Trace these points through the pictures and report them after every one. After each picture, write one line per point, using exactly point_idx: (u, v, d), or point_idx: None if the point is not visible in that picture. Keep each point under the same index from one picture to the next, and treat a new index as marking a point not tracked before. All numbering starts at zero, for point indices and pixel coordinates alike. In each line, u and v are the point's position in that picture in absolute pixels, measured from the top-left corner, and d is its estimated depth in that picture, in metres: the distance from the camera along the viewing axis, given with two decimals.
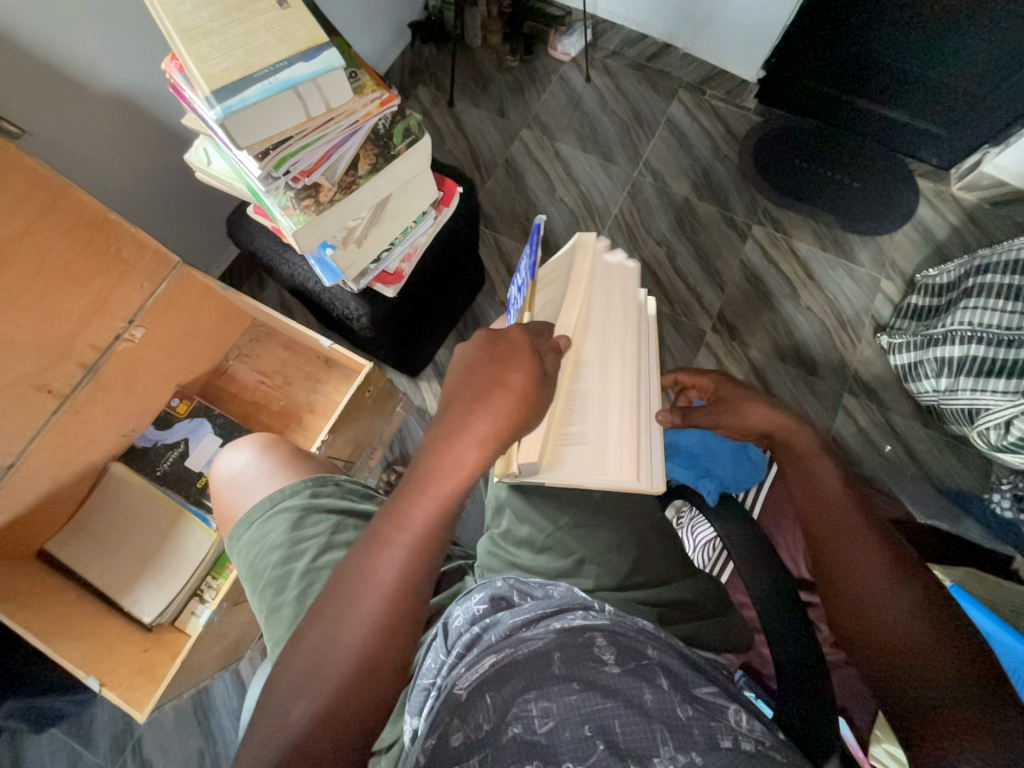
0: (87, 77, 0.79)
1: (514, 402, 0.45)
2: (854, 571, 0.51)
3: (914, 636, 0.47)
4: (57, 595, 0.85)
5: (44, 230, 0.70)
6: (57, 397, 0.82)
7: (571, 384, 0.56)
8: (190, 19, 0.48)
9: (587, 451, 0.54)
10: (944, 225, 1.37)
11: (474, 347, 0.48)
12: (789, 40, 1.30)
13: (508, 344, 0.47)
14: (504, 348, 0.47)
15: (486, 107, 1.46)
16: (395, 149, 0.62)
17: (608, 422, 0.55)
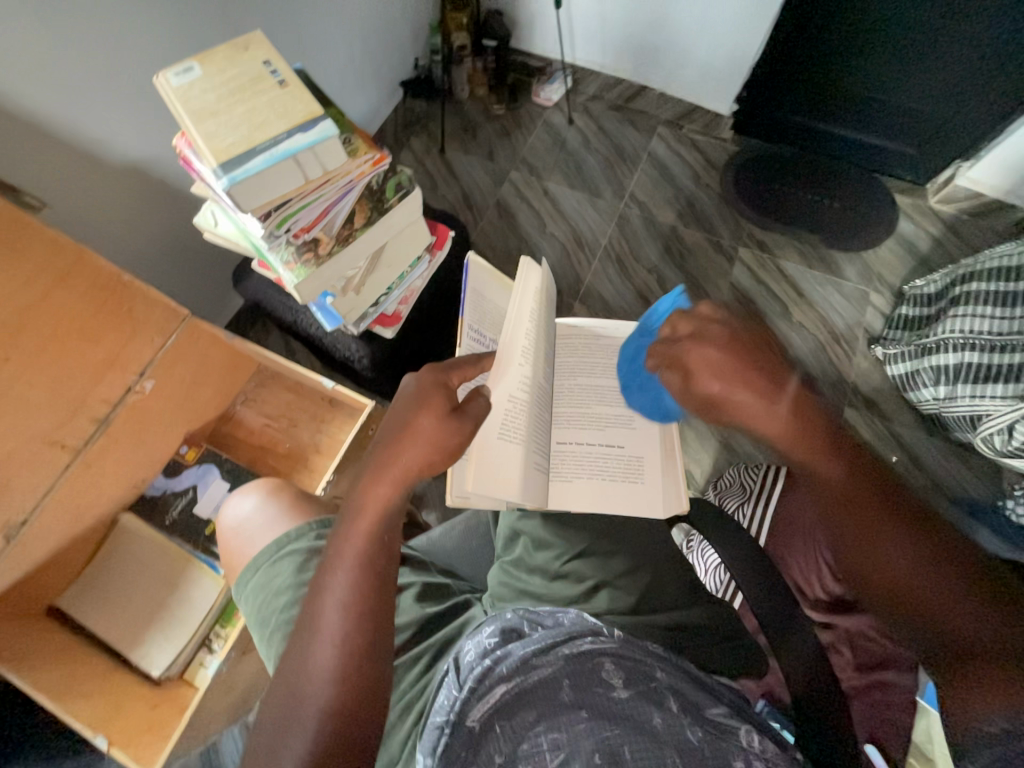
0: (104, 151, 0.86)
1: (425, 444, 0.48)
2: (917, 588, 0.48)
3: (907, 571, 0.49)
4: (66, 652, 0.84)
5: (61, 294, 0.75)
6: (70, 452, 0.84)
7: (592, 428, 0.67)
8: (199, 101, 0.52)
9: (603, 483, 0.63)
10: (926, 237, 1.41)
11: (405, 389, 0.52)
12: (757, 75, 1.39)
13: (423, 386, 0.50)
14: (420, 391, 0.50)
15: (475, 152, 1.55)
16: (387, 203, 0.66)
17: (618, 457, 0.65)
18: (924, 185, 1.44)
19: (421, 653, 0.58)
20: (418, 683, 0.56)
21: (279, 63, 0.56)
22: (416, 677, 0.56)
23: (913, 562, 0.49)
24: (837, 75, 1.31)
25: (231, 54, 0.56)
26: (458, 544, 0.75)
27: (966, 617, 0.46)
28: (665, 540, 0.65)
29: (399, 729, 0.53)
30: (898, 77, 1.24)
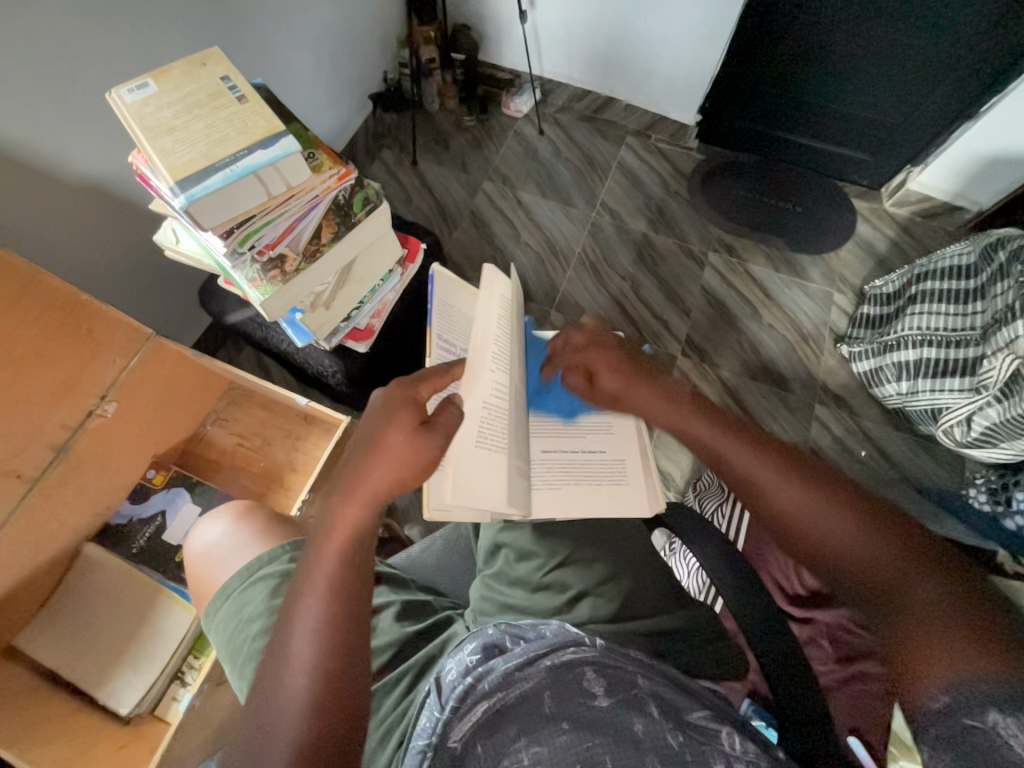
0: (59, 169, 0.83)
1: (395, 460, 0.47)
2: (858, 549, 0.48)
3: (851, 535, 0.49)
4: (23, 695, 0.79)
5: (13, 317, 0.72)
6: (27, 482, 0.80)
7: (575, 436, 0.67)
8: (154, 117, 0.51)
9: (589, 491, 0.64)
10: (883, 239, 1.47)
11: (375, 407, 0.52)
12: (718, 88, 1.44)
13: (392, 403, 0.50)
14: (388, 409, 0.50)
15: (447, 163, 1.55)
16: (355, 217, 0.65)
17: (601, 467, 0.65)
18: (878, 189, 1.51)
19: (403, 673, 0.57)
20: (400, 704, 0.55)
21: (238, 78, 0.55)
22: (397, 699, 0.55)
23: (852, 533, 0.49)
24: (792, 87, 1.37)
25: (189, 70, 0.55)
26: (439, 559, 0.74)
27: (913, 583, 0.45)
28: (644, 545, 0.66)
29: (380, 756, 0.52)
30: (850, 91, 1.32)
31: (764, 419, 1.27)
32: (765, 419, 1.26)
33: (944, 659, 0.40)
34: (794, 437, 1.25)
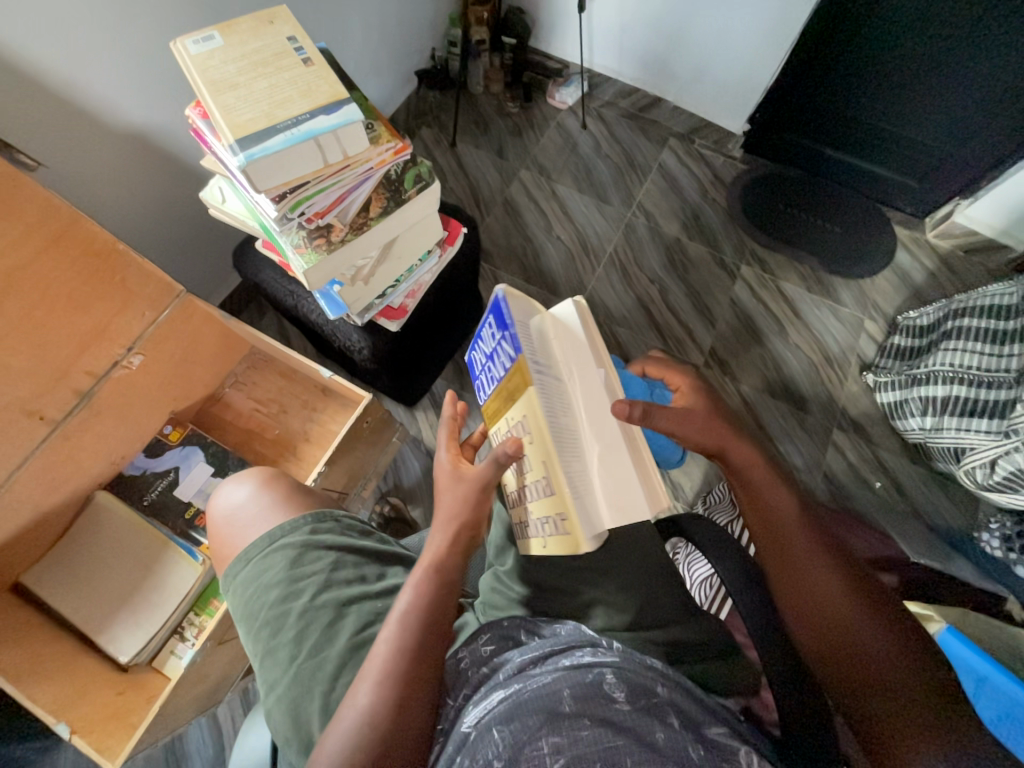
0: (109, 116, 0.83)
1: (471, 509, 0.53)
2: (858, 649, 0.52)
3: (856, 629, 0.52)
4: (27, 631, 0.81)
5: (52, 259, 0.72)
6: (49, 424, 0.81)
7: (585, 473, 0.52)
8: (219, 72, 0.50)
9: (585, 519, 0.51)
10: (921, 270, 1.44)
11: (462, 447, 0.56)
12: (771, 99, 1.40)
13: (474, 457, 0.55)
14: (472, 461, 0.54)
15: (485, 148, 1.53)
16: (406, 194, 0.64)
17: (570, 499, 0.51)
18: (922, 219, 1.47)
19: None
20: None
21: (304, 39, 0.54)
22: None
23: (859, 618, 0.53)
24: (848, 104, 1.33)
25: (256, 25, 0.54)
26: None
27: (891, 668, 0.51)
28: (660, 554, 0.64)
29: None
30: (908, 112, 1.27)
31: (780, 439, 1.25)
32: (781, 440, 1.25)
33: (913, 739, 0.48)
34: (808, 461, 1.24)
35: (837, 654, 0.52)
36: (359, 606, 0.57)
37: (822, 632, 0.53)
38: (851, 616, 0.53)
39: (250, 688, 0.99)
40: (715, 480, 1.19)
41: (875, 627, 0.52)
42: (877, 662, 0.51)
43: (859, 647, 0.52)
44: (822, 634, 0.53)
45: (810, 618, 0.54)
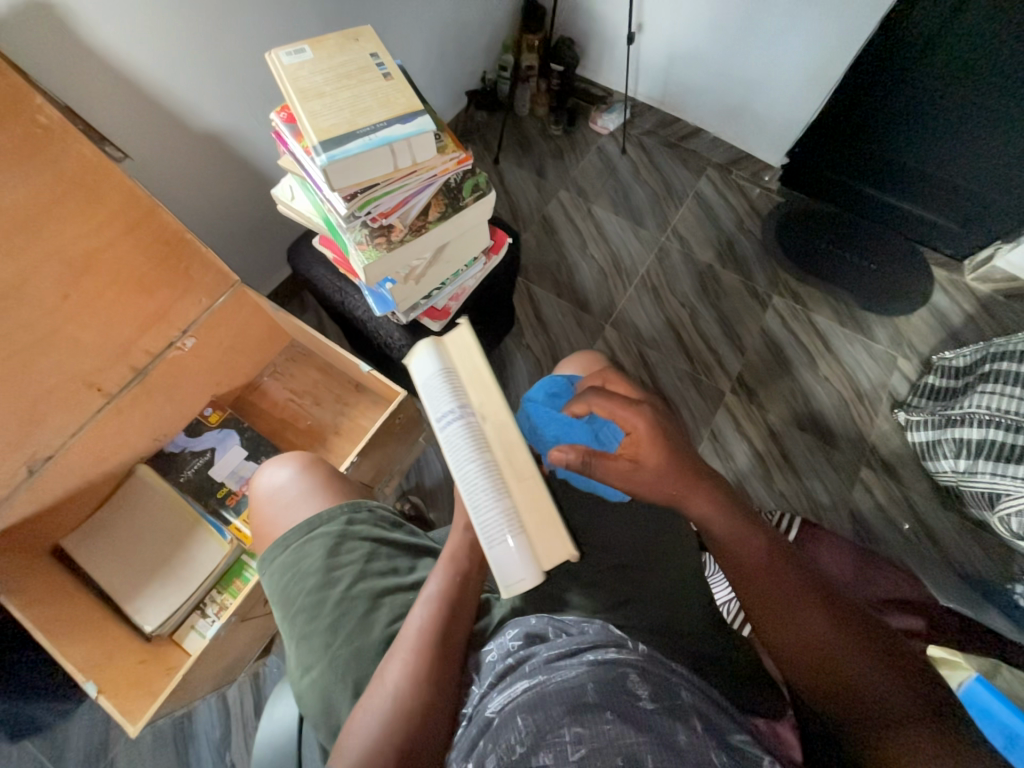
0: (191, 117, 0.90)
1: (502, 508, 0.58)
2: (845, 673, 0.51)
3: (836, 653, 0.52)
4: (62, 593, 0.84)
5: (128, 244, 0.78)
6: (105, 396, 0.86)
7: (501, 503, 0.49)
8: (308, 81, 0.55)
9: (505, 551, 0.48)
10: (959, 312, 1.42)
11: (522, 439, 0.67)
12: (811, 135, 1.43)
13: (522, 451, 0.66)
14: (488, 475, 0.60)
15: (527, 167, 1.59)
16: (463, 201, 0.68)
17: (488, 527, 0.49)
18: (962, 261, 1.46)
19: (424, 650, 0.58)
20: None
21: (385, 56, 0.59)
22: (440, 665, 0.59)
23: (851, 642, 0.52)
24: (890, 143, 1.34)
25: (342, 42, 0.59)
26: None
27: (879, 691, 0.50)
28: (685, 569, 0.64)
29: None
30: (953, 153, 1.28)
31: (805, 472, 1.24)
32: (805, 473, 1.24)
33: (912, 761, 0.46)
34: (834, 496, 1.22)
35: (825, 682, 0.51)
36: (393, 596, 0.59)
37: (806, 661, 0.52)
38: (829, 642, 0.52)
39: (261, 673, 1.00)
40: None
41: (855, 648, 0.52)
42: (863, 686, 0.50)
43: (844, 671, 0.51)
44: (807, 664, 0.52)
45: (791, 648, 0.53)
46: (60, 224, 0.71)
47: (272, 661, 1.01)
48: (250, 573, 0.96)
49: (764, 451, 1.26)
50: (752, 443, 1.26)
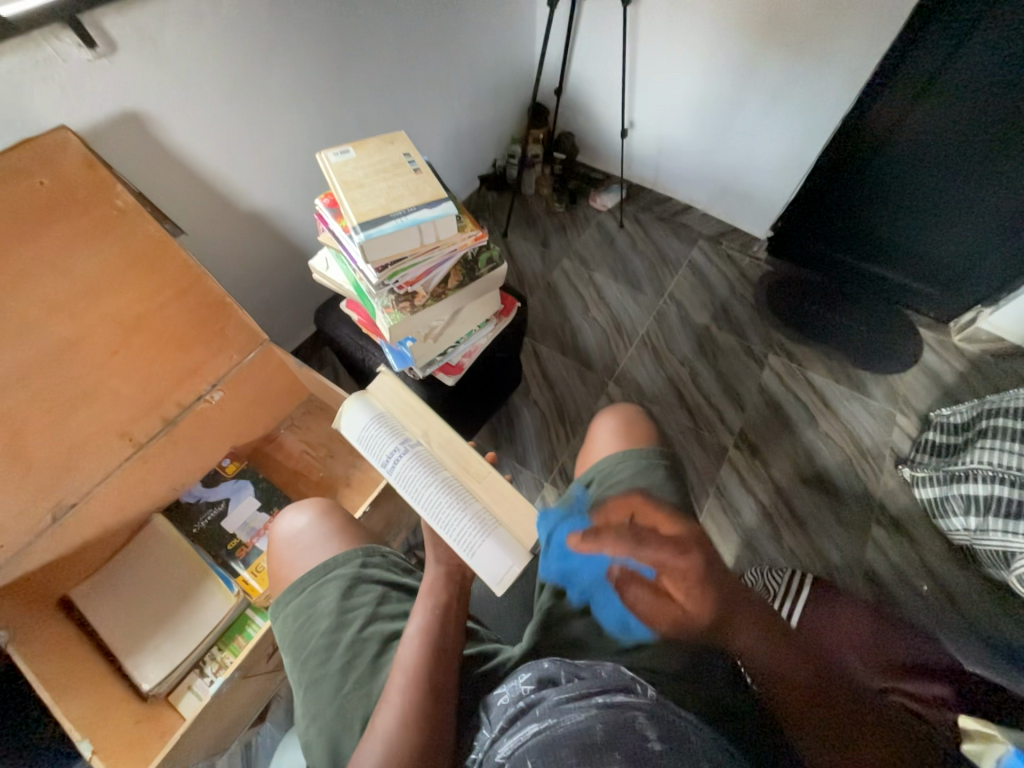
0: (241, 200, 1.02)
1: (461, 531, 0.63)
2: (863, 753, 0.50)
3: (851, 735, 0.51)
4: (65, 646, 0.84)
5: (175, 306, 0.87)
6: (135, 445, 0.91)
7: (462, 505, 0.61)
8: (351, 175, 0.65)
9: (481, 540, 0.59)
10: (951, 370, 1.47)
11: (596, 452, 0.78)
12: (792, 213, 1.57)
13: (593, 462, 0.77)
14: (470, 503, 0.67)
15: (533, 240, 1.74)
16: (479, 271, 0.76)
17: (453, 527, 0.60)
18: (947, 323, 1.53)
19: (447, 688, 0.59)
20: None
21: (416, 155, 0.70)
22: None
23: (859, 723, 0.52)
24: (864, 219, 1.48)
25: (381, 144, 0.70)
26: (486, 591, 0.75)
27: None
28: None
29: None
30: (925, 227, 1.40)
31: (815, 530, 1.23)
32: (815, 530, 1.23)
33: None
34: (847, 555, 1.19)
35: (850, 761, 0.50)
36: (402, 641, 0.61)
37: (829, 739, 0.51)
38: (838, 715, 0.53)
39: (254, 743, 0.95)
40: (748, 568, 1.16)
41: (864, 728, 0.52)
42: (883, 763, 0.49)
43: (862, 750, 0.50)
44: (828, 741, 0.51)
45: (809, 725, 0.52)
46: (120, 289, 0.80)
47: (266, 730, 0.96)
48: (253, 629, 0.94)
49: (771, 507, 1.26)
50: (758, 499, 1.27)
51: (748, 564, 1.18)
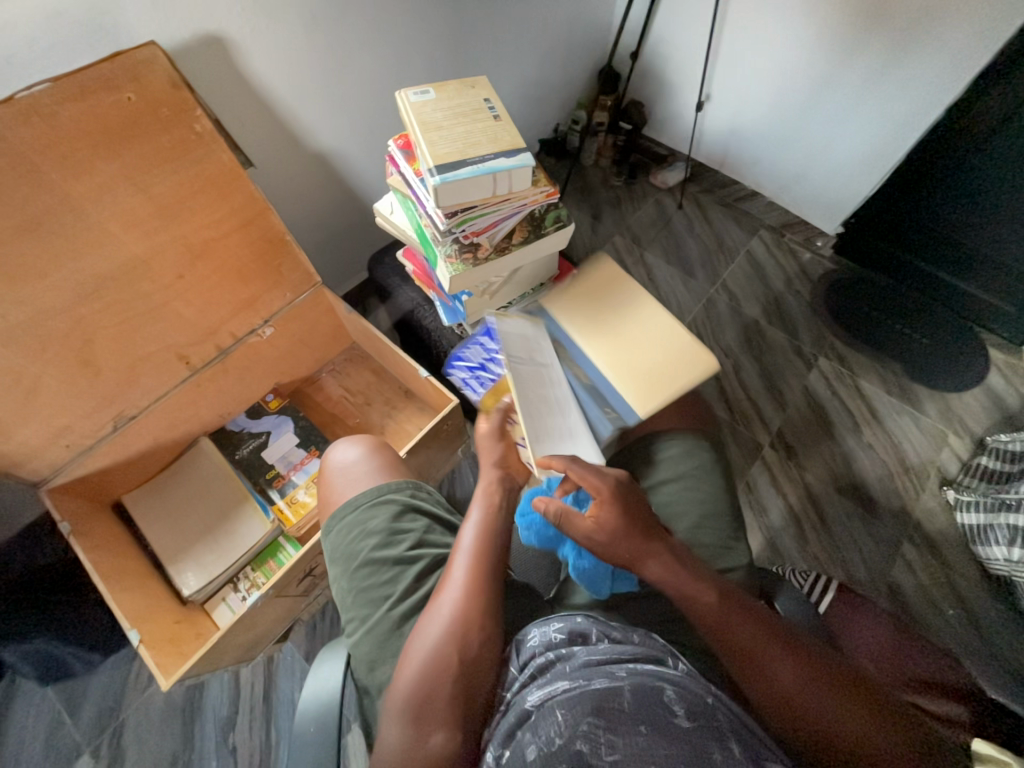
0: (307, 139, 1.02)
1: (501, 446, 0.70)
2: (808, 704, 0.51)
3: (799, 690, 0.52)
4: (117, 545, 0.90)
5: (238, 237, 0.90)
6: (190, 369, 0.95)
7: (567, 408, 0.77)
8: (430, 116, 0.64)
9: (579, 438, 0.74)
10: (1017, 396, 1.37)
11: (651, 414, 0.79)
12: (867, 210, 1.47)
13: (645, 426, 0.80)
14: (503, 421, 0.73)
15: (586, 211, 1.70)
16: (545, 229, 0.74)
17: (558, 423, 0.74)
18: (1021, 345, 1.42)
19: None
20: None
21: (496, 102, 0.68)
22: None
23: (805, 682, 0.52)
24: (949, 221, 1.37)
25: (461, 88, 0.68)
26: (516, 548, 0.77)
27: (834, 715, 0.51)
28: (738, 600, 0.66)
29: None
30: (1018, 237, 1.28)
31: (843, 539, 1.20)
32: (842, 538, 1.20)
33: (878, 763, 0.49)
34: (872, 569, 1.16)
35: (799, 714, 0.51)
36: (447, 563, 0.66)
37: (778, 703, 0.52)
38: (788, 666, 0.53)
39: (275, 658, 1.02)
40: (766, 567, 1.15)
41: (808, 675, 0.53)
42: (822, 706, 0.51)
43: (806, 700, 0.51)
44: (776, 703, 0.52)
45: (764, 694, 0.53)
46: (190, 213, 0.82)
47: (288, 648, 1.03)
48: (285, 555, 1.00)
49: (799, 510, 1.24)
50: (787, 501, 1.24)
51: (767, 562, 1.17)
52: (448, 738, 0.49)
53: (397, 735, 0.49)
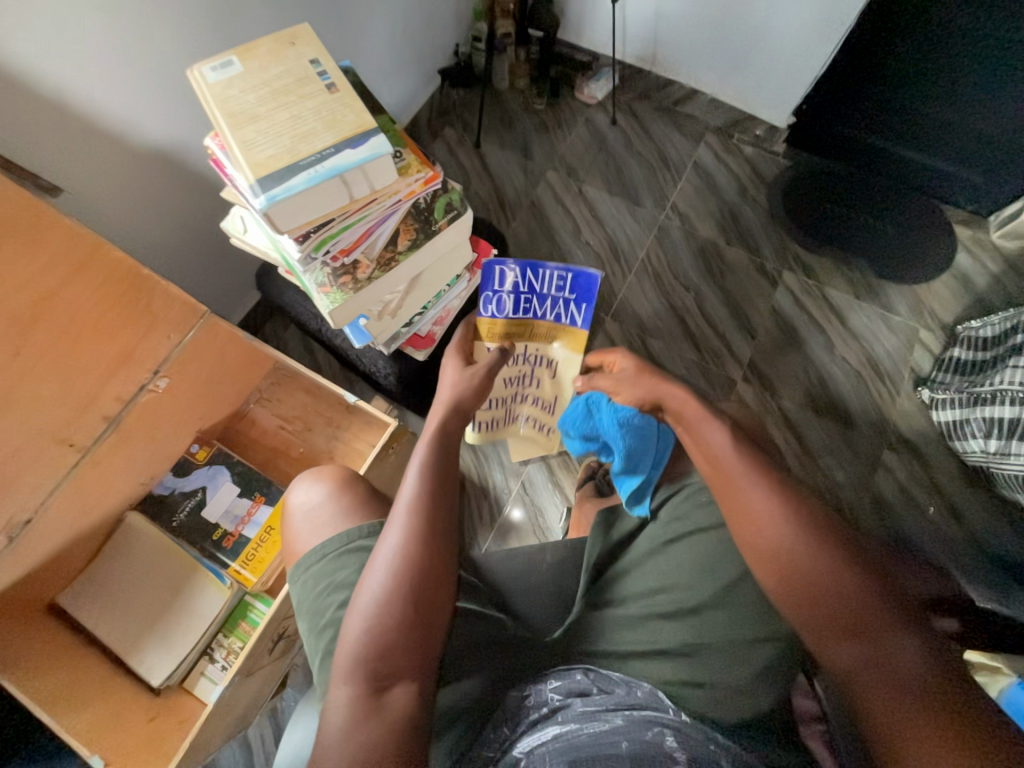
0: (131, 136, 0.80)
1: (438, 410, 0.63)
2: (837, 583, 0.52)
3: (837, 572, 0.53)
4: (62, 655, 0.82)
5: (78, 287, 0.72)
6: (79, 450, 0.81)
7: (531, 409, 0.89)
8: (237, 103, 0.48)
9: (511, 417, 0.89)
10: (984, 273, 1.31)
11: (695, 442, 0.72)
12: (820, 91, 1.30)
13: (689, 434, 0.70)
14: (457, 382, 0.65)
15: (511, 148, 1.47)
16: (436, 224, 0.62)
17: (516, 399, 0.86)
18: (987, 217, 1.34)
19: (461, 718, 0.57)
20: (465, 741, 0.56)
21: (327, 62, 0.51)
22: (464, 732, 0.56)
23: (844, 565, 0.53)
24: (908, 89, 1.22)
25: (277, 48, 0.51)
26: (515, 576, 0.68)
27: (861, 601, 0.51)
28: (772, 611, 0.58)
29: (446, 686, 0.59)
30: (982, 95, 1.15)
31: (825, 459, 1.18)
32: (823, 457, 1.19)
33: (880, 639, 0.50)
34: (854, 482, 1.16)
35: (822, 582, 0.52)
36: None
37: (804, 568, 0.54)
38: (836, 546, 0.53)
39: (279, 706, 0.99)
40: None
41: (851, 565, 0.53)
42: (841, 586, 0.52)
43: (835, 578, 0.52)
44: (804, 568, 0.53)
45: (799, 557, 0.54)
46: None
47: (289, 694, 1.00)
48: (257, 614, 0.93)
49: (779, 439, 1.20)
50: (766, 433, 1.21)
51: None
52: (408, 687, 0.50)
53: (346, 694, 0.49)
